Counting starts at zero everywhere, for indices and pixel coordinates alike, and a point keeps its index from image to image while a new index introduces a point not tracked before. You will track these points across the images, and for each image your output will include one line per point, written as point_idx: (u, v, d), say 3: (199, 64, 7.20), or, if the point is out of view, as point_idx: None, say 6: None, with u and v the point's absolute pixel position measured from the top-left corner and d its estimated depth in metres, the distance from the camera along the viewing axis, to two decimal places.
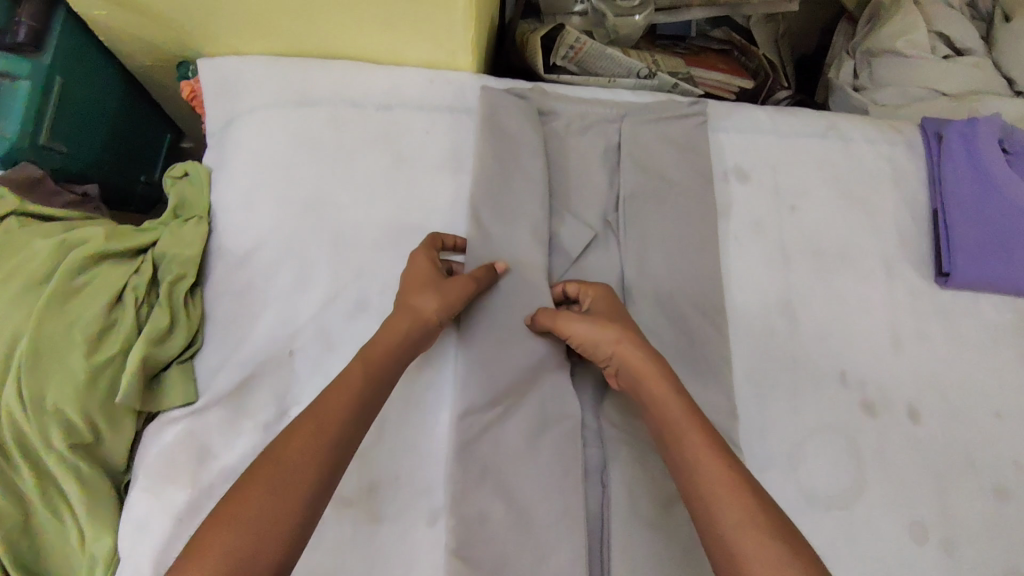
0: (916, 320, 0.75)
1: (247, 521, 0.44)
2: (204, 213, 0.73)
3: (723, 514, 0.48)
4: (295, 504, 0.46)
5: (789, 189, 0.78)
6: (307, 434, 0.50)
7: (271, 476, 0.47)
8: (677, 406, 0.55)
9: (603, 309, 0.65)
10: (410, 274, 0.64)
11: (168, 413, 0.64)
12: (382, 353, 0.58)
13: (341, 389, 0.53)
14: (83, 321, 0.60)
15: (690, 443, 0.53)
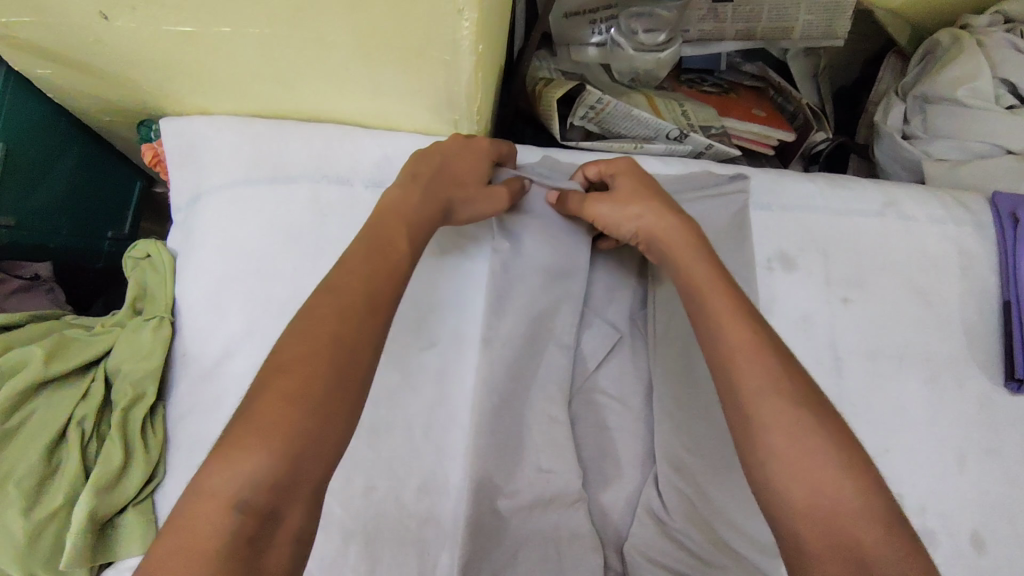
0: (983, 433, 0.66)
1: (304, 395, 0.39)
2: (167, 312, 0.63)
3: (746, 376, 0.45)
4: (349, 384, 0.41)
5: (840, 277, 0.68)
6: (340, 306, 0.44)
7: (316, 349, 0.41)
8: (712, 272, 0.52)
9: (627, 182, 0.59)
10: (458, 145, 0.58)
11: (124, 562, 0.54)
12: (417, 212, 0.52)
13: (375, 256, 0.48)
14: (18, 470, 0.51)
15: (717, 300, 0.49)
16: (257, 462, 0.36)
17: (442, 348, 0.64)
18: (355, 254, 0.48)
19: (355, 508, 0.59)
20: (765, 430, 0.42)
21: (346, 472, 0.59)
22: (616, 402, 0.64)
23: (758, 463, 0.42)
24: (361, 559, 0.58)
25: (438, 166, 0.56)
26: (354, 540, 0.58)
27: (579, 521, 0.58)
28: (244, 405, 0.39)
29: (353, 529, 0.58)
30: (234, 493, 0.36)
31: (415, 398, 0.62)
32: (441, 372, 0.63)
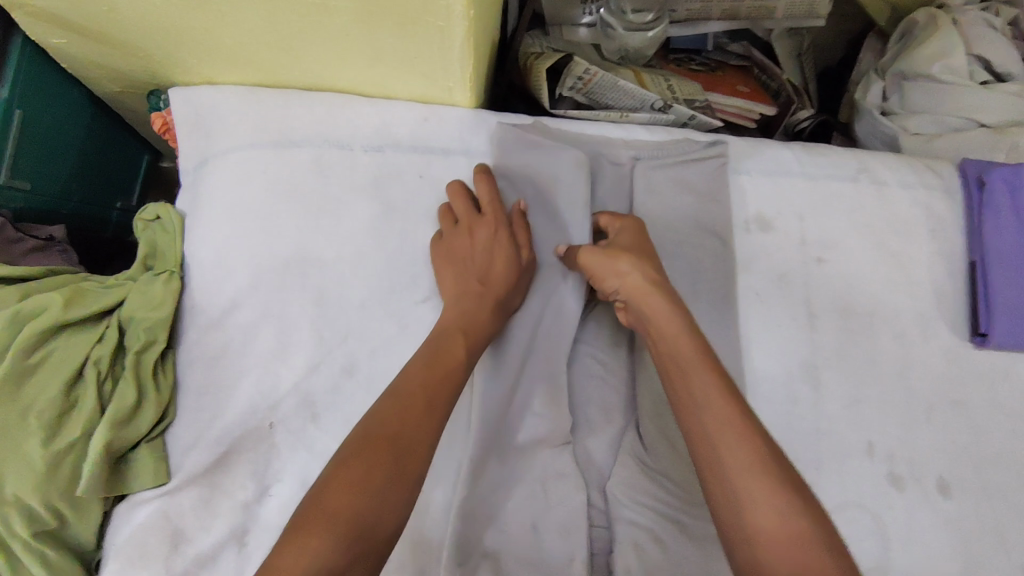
0: (949, 385, 0.69)
1: (371, 488, 0.44)
2: (176, 266, 0.66)
3: (734, 455, 0.46)
4: (407, 478, 0.46)
5: (815, 239, 0.72)
6: (402, 406, 0.49)
7: (377, 450, 0.46)
8: (692, 341, 0.53)
9: (626, 243, 0.62)
10: (479, 249, 0.63)
11: (137, 495, 0.59)
12: (471, 324, 0.58)
13: (433, 365, 0.53)
14: (39, 404, 0.54)
15: (700, 372, 0.51)
16: (320, 547, 0.40)
17: (436, 301, 0.67)
18: (414, 367, 0.53)
19: None
20: (754, 509, 0.44)
21: (345, 416, 0.63)
22: (600, 354, 0.67)
23: (747, 541, 0.44)
24: None
25: (478, 282, 0.61)
26: None
27: (563, 461, 0.62)
28: (309, 496, 0.43)
29: None
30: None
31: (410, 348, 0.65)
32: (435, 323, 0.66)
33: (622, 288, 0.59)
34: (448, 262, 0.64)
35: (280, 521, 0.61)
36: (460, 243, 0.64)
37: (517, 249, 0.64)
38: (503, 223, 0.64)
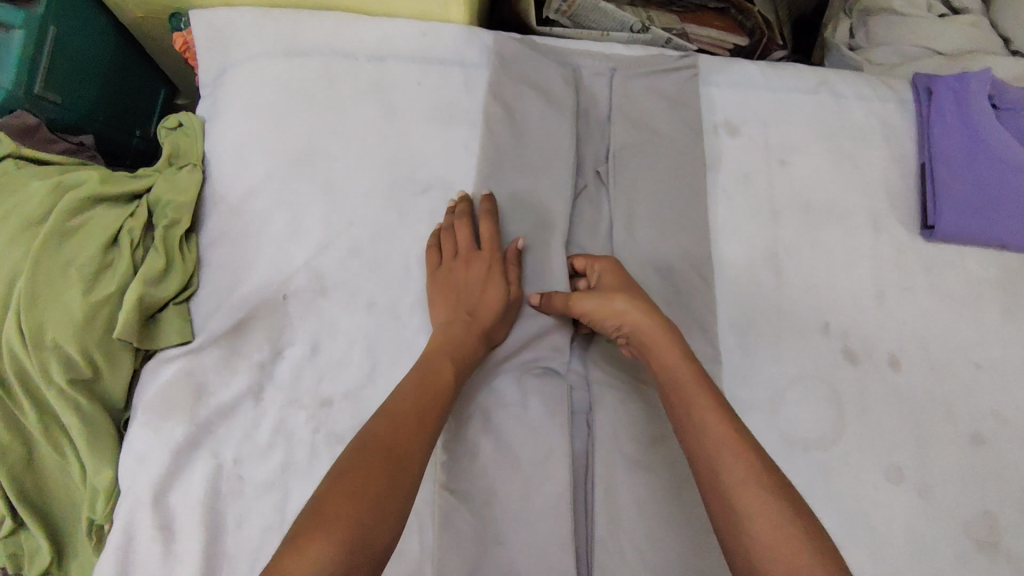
0: (900, 273, 0.76)
1: (364, 497, 0.48)
2: (198, 161, 0.74)
3: (732, 470, 0.50)
4: (397, 489, 0.50)
5: (779, 144, 0.79)
6: (393, 426, 0.54)
7: (372, 463, 0.50)
8: (692, 371, 0.58)
9: (607, 283, 0.66)
10: (472, 284, 0.68)
11: (164, 353, 0.66)
12: (459, 357, 0.63)
13: (422, 390, 0.58)
14: (80, 260, 0.62)
15: (699, 397, 0.56)
16: (320, 547, 0.44)
17: (432, 194, 0.74)
18: (405, 390, 0.58)
19: (358, 319, 0.70)
20: (749, 518, 0.48)
21: (351, 291, 0.70)
22: (582, 243, 0.74)
23: (744, 550, 0.47)
24: (364, 360, 0.69)
25: (467, 314, 0.66)
26: (358, 345, 0.69)
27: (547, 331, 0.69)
28: (308, 505, 0.48)
29: (357, 335, 0.70)
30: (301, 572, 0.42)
31: (409, 234, 0.73)
32: (432, 214, 0.73)
33: (620, 323, 0.63)
34: (443, 285, 0.68)
35: (292, 379, 0.68)
36: (456, 272, 0.69)
37: (507, 286, 0.68)
38: (497, 264, 0.69)
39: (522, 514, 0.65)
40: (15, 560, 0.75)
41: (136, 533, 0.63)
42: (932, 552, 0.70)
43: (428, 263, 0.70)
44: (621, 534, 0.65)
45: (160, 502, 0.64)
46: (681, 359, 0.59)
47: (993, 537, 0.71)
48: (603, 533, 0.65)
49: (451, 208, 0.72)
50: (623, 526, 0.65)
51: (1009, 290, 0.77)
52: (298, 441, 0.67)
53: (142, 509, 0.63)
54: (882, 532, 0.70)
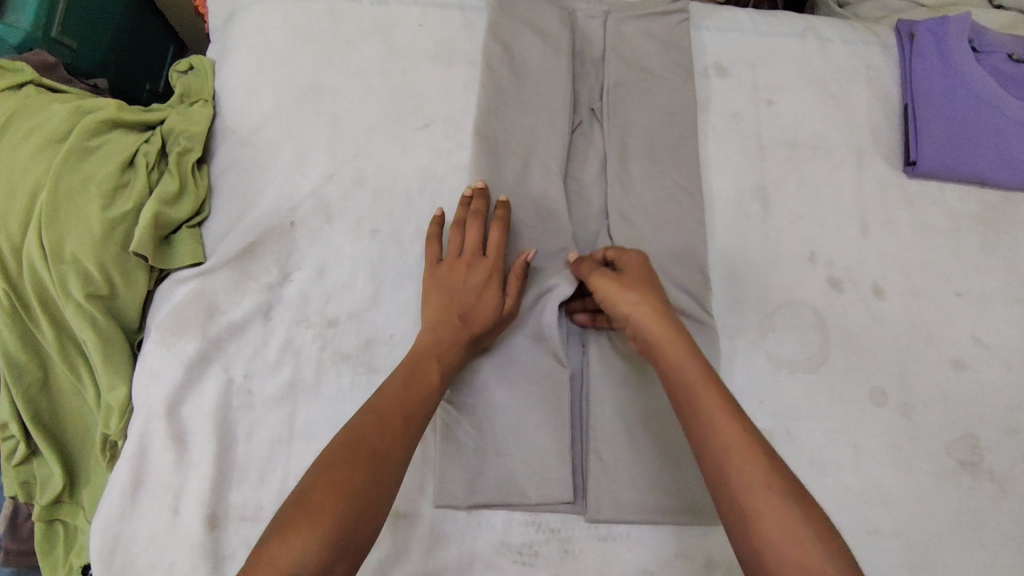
0: (882, 207, 0.80)
1: (350, 493, 0.50)
2: (210, 98, 0.77)
3: (743, 473, 0.50)
4: (381, 487, 0.52)
5: (766, 84, 0.82)
6: (382, 422, 0.55)
7: (358, 458, 0.52)
8: (700, 369, 0.56)
9: (632, 272, 0.64)
10: (468, 286, 0.67)
11: (178, 273, 0.69)
12: (447, 359, 0.63)
13: (410, 386, 0.59)
14: (98, 178, 0.66)
15: (710, 399, 0.54)
16: (306, 541, 0.46)
17: (432, 129, 0.77)
18: (394, 383, 0.59)
19: (363, 245, 0.73)
20: (759, 521, 0.48)
21: (355, 219, 0.74)
22: (578, 176, 0.77)
23: (755, 552, 0.48)
24: (368, 283, 0.72)
25: (458, 317, 0.65)
26: (363, 269, 0.72)
27: (543, 256, 0.73)
28: (298, 495, 0.49)
29: (362, 260, 0.72)
30: (286, 566, 0.44)
31: (411, 166, 0.76)
32: (433, 147, 0.76)
33: (633, 315, 0.61)
34: (439, 283, 0.67)
35: (300, 300, 0.71)
36: (456, 271, 0.68)
37: (503, 296, 0.67)
38: (498, 272, 0.68)
39: (520, 428, 0.68)
40: (26, 488, 0.76)
41: (150, 444, 0.65)
42: (914, 468, 0.72)
43: (429, 256, 0.69)
44: (614, 445, 0.68)
45: (173, 415, 0.66)
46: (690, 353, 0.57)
47: (974, 456, 0.74)
48: (599, 442, 0.68)
49: (465, 204, 0.71)
50: (616, 437, 0.68)
51: (987, 224, 0.80)
52: (306, 359, 0.69)
53: (155, 420, 0.66)
54: (864, 451, 0.72)
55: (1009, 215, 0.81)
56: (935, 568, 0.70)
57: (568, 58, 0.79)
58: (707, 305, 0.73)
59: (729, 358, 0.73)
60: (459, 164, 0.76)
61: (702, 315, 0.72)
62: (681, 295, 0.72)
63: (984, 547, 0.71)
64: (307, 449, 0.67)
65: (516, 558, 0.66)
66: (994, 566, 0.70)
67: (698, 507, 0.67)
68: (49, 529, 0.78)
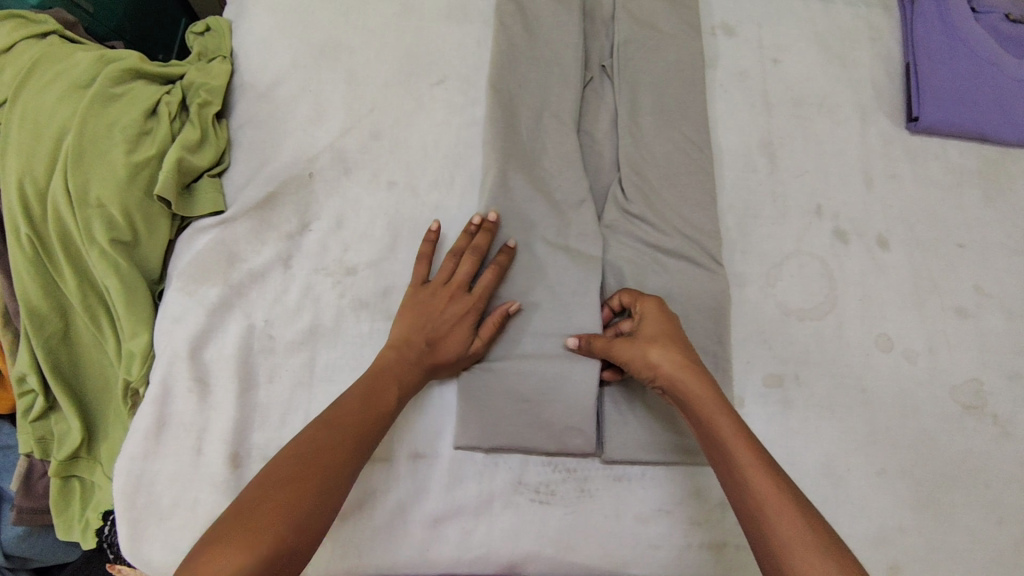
0: (886, 161, 0.82)
1: (291, 513, 0.50)
2: (227, 55, 0.78)
3: (785, 537, 0.49)
4: (323, 507, 0.52)
5: (771, 44, 0.84)
6: (335, 442, 0.56)
7: (304, 478, 0.52)
8: (737, 428, 0.56)
9: (649, 325, 0.64)
10: (444, 318, 0.66)
11: (199, 222, 0.70)
12: (404, 390, 0.63)
13: (366, 406, 0.60)
14: (121, 125, 0.67)
15: (750, 459, 0.54)
16: (246, 556, 0.45)
17: (448, 84, 0.79)
18: (351, 402, 0.60)
19: (380, 196, 0.74)
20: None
21: (372, 170, 0.75)
22: (589, 130, 0.79)
23: None
24: (386, 233, 0.73)
25: (426, 347, 0.65)
26: (380, 220, 0.73)
27: (556, 207, 0.74)
28: (242, 508, 0.49)
29: (379, 211, 0.74)
30: None
31: (426, 120, 0.77)
32: (448, 102, 0.78)
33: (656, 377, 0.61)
34: (417, 304, 0.67)
35: (319, 248, 0.72)
36: (437, 299, 0.67)
37: (473, 337, 0.67)
38: (476, 312, 0.67)
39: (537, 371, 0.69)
40: (43, 445, 0.74)
41: (173, 387, 0.67)
42: (920, 413, 0.74)
43: (418, 274, 0.69)
44: (627, 388, 0.70)
45: (195, 357, 0.67)
46: (722, 412, 0.57)
47: (978, 401, 0.75)
48: (611, 387, 0.70)
49: (468, 233, 0.70)
50: (629, 380, 0.70)
51: (988, 178, 0.83)
52: (324, 305, 0.70)
53: (178, 363, 0.67)
54: (872, 395, 0.74)
55: (1009, 170, 0.83)
56: (941, 508, 0.72)
57: (579, 16, 0.81)
58: (718, 254, 0.75)
59: (738, 306, 0.75)
60: (474, 118, 0.78)
61: (713, 263, 0.74)
62: (691, 244, 0.74)
63: (988, 488, 0.73)
64: (327, 393, 0.68)
65: (532, 497, 0.67)
66: (998, 506, 0.72)
67: None
68: (65, 486, 0.76)
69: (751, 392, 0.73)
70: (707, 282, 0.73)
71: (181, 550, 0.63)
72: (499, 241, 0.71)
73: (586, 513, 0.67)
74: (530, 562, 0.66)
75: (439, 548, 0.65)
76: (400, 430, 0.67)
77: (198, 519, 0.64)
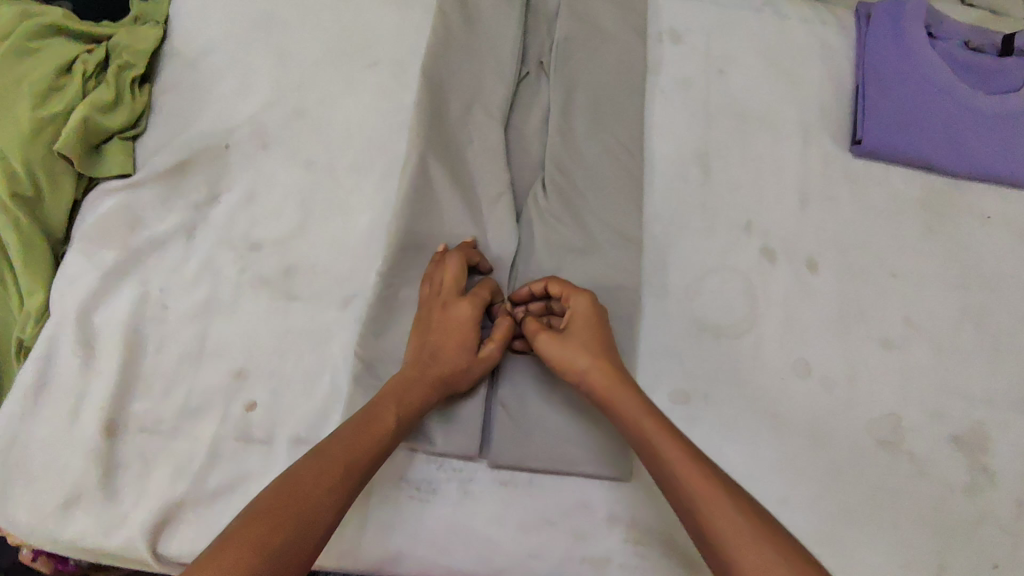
0: (825, 183, 0.79)
1: (268, 549, 0.47)
2: (162, 21, 0.77)
3: (717, 521, 0.51)
4: (306, 539, 0.49)
5: (718, 54, 0.82)
6: (321, 470, 0.53)
7: (284, 511, 0.49)
8: (655, 420, 0.58)
9: (578, 325, 0.64)
10: (448, 327, 0.64)
11: (106, 184, 0.69)
12: (412, 404, 0.60)
13: (361, 431, 0.57)
14: (32, 80, 0.67)
15: (671, 450, 0.56)
16: None
17: (380, 68, 0.77)
18: (346, 427, 0.57)
19: (296, 174, 0.73)
20: (744, 566, 0.48)
21: (291, 147, 0.74)
22: (520, 127, 0.77)
23: None
24: (296, 212, 0.72)
25: (428, 358, 0.63)
26: (294, 198, 0.72)
27: (473, 201, 0.73)
28: (211, 548, 0.46)
29: (293, 188, 0.72)
30: None
31: (353, 102, 0.76)
32: (379, 85, 0.77)
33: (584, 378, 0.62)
34: (419, 325, 0.65)
35: (226, 221, 0.71)
36: (434, 314, 0.65)
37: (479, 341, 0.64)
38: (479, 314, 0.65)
39: None
40: None
41: (58, 348, 0.65)
42: (832, 444, 0.71)
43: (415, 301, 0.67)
44: (521, 392, 0.68)
45: (84, 320, 0.66)
46: (643, 406, 0.60)
47: (895, 437, 0.72)
48: (504, 391, 0.68)
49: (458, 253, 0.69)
50: (523, 383, 0.68)
51: (931, 209, 0.80)
52: (224, 279, 0.69)
53: (65, 325, 0.66)
54: (783, 421, 0.71)
55: (953, 202, 0.80)
56: (843, 544, 0.68)
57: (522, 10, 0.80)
58: (635, 262, 0.72)
59: (653, 318, 0.73)
60: (403, 104, 0.77)
61: (629, 272, 0.72)
62: (609, 250, 0.72)
63: (896, 529, 0.70)
64: (215, 368, 0.66)
65: (413, 495, 0.65)
66: (904, 548, 0.69)
67: (601, 461, 0.66)
68: None
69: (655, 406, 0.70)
70: (618, 291, 0.71)
71: (43, 514, 0.61)
72: (411, 230, 0.70)
73: (466, 515, 0.65)
74: (402, 561, 0.64)
75: None
76: (283, 413, 0.65)
77: (64, 485, 0.62)
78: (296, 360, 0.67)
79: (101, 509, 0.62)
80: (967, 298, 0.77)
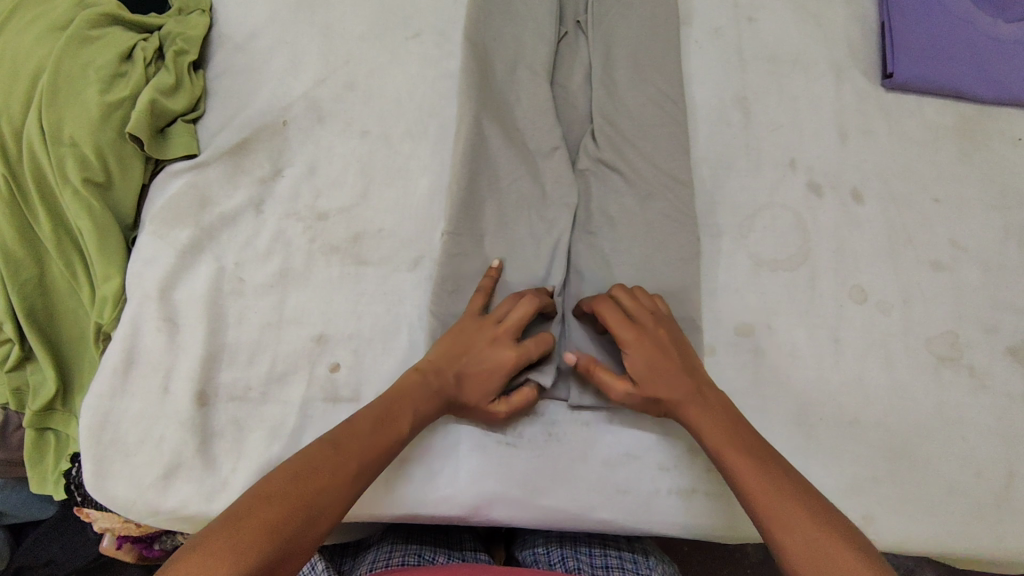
0: (860, 116, 0.82)
1: (279, 527, 0.47)
2: (207, 9, 0.79)
3: (779, 531, 0.51)
4: (313, 526, 0.49)
5: (746, 3, 0.85)
6: (338, 459, 0.53)
7: (296, 492, 0.49)
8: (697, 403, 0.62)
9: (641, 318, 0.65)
10: (484, 359, 0.63)
11: (172, 166, 0.71)
12: (422, 414, 0.61)
13: (377, 429, 0.57)
14: (96, 66, 0.69)
15: (740, 465, 0.56)
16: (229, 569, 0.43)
17: (423, 38, 0.80)
18: (364, 420, 0.58)
19: (353, 144, 0.75)
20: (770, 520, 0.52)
21: (346, 118, 0.76)
22: (564, 85, 0.80)
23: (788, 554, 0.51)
24: (358, 180, 0.73)
25: (453, 378, 0.62)
26: (354, 166, 0.74)
27: (528, 156, 0.75)
28: (222, 517, 0.47)
29: (352, 158, 0.74)
30: None
31: (401, 72, 0.78)
32: (425, 54, 0.79)
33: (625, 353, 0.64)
34: (461, 330, 0.65)
35: (291, 193, 0.72)
36: (481, 336, 0.64)
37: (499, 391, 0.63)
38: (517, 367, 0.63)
39: None
40: (18, 396, 0.72)
41: (142, 326, 0.67)
42: (895, 364, 0.74)
43: (473, 305, 0.66)
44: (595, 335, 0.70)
45: (165, 298, 0.67)
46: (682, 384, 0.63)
47: (953, 352, 0.75)
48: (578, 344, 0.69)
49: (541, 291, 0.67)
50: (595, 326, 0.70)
51: (964, 134, 0.82)
52: (295, 249, 0.71)
53: (148, 304, 0.67)
54: (845, 346, 0.74)
55: (985, 127, 0.83)
56: (916, 458, 0.70)
57: None
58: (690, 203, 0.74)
59: (711, 256, 0.75)
60: (449, 70, 0.79)
61: (685, 212, 0.73)
62: (663, 193, 0.74)
63: (965, 440, 0.71)
64: (296, 334, 0.68)
65: (501, 441, 0.67)
66: (976, 457, 0.71)
67: None
68: (40, 439, 0.73)
69: (722, 340, 0.72)
70: (677, 230, 0.73)
71: (145, 487, 0.63)
72: (471, 188, 0.72)
73: (554, 456, 0.67)
74: (497, 505, 0.65)
75: (403, 492, 0.65)
76: (367, 372, 0.67)
77: (162, 457, 0.63)
78: (373, 321, 0.69)
79: (201, 477, 0.63)
80: (1007, 216, 0.80)
